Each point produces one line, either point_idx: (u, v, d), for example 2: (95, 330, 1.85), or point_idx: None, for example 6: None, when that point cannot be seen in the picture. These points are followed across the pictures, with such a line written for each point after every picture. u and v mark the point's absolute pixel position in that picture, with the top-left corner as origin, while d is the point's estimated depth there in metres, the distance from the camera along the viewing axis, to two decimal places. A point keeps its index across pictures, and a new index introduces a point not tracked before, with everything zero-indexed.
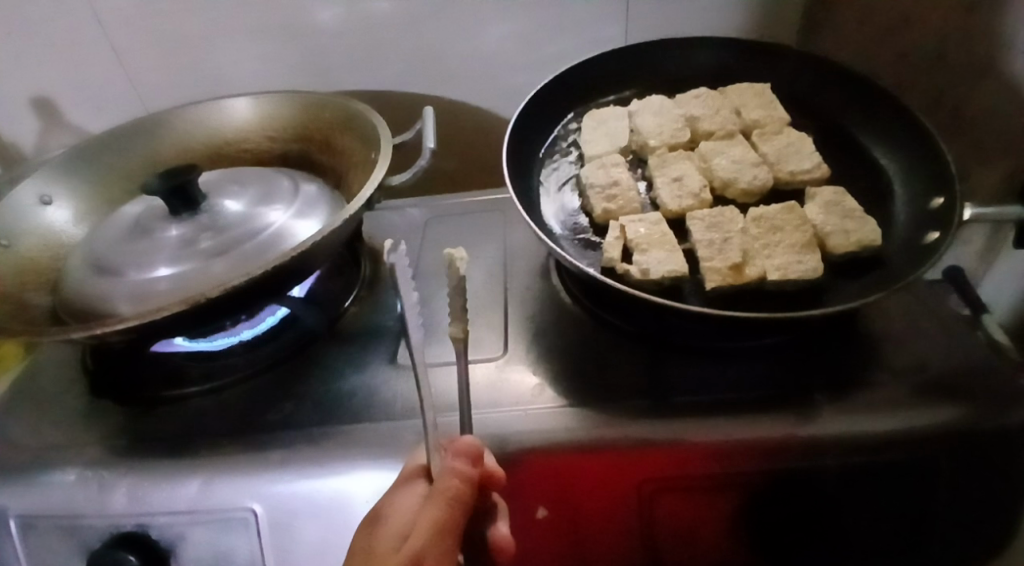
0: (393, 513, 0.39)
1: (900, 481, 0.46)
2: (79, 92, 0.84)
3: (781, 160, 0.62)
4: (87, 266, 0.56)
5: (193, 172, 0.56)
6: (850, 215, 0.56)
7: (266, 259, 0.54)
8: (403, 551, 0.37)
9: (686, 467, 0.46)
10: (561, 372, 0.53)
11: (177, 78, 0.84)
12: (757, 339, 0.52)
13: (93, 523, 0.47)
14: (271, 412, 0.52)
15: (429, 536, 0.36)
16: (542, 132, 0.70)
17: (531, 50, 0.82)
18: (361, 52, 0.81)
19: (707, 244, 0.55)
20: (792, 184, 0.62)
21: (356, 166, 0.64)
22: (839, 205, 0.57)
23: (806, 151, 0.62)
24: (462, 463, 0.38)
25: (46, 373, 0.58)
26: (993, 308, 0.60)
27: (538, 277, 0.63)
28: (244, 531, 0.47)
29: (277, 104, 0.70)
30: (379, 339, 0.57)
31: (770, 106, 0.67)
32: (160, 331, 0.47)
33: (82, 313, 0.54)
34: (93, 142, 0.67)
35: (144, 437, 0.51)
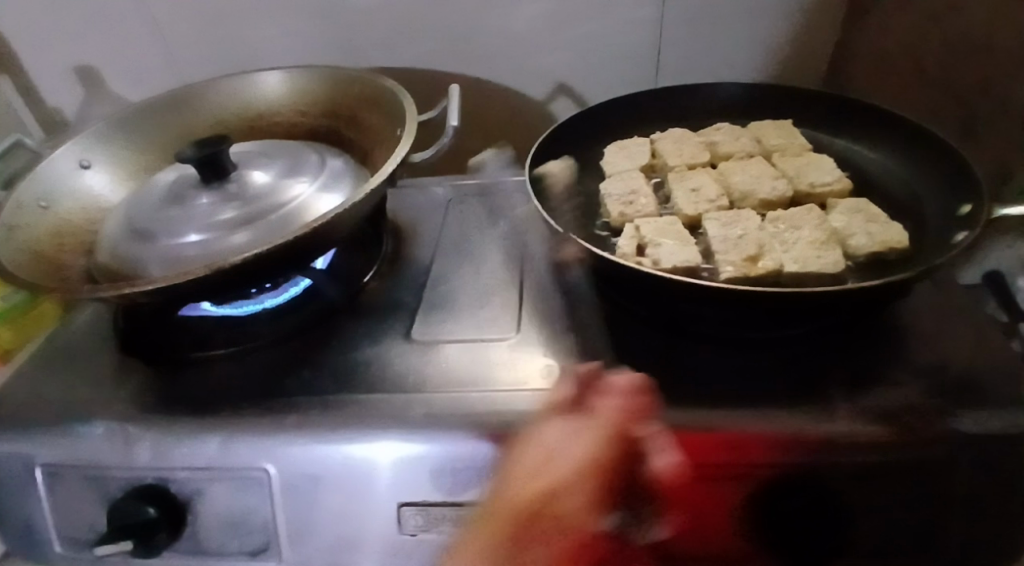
0: (535, 440, 0.46)
1: (915, 481, 0.45)
2: (120, 63, 0.87)
3: (801, 174, 0.61)
4: (121, 232, 0.58)
5: (223, 142, 0.58)
6: (874, 219, 0.54)
7: (289, 229, 0.55)
8: (552, 470, 0.43)
9: (697, 457, 0.46)
10: (573, 355, 0.53)
11: (213, 52, 0.85)
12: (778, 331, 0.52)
13: (117, 474, 0.49)
14: (288, 379, 0.53)
15: (584, 456, 0.43)
16: (576, 130, 0.70)
17: (563, 32, 0.81)
18: (394, 28, 0.82)
19: (721, 240, 0.54)
20: (812, 199, 0.60)
21: (382, 142, 0.65)
22: (862, 212, 0.55)
23: (826, 166, 0.61)
24: (618, 398, 0.46)
25: (79, 332, 0.61)
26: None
27: (556, 260, 0.64)
28: (259, 489, 0.48)
29: (308, 79, 0.72)
30: (396, 314, 0.59)
31: (791, 135, 0.65)
32: (184, 296, 0.49)
33: (114, 276, 0.56)
34: (133, 112, 0.69)
35: (166, 396, 0.52)
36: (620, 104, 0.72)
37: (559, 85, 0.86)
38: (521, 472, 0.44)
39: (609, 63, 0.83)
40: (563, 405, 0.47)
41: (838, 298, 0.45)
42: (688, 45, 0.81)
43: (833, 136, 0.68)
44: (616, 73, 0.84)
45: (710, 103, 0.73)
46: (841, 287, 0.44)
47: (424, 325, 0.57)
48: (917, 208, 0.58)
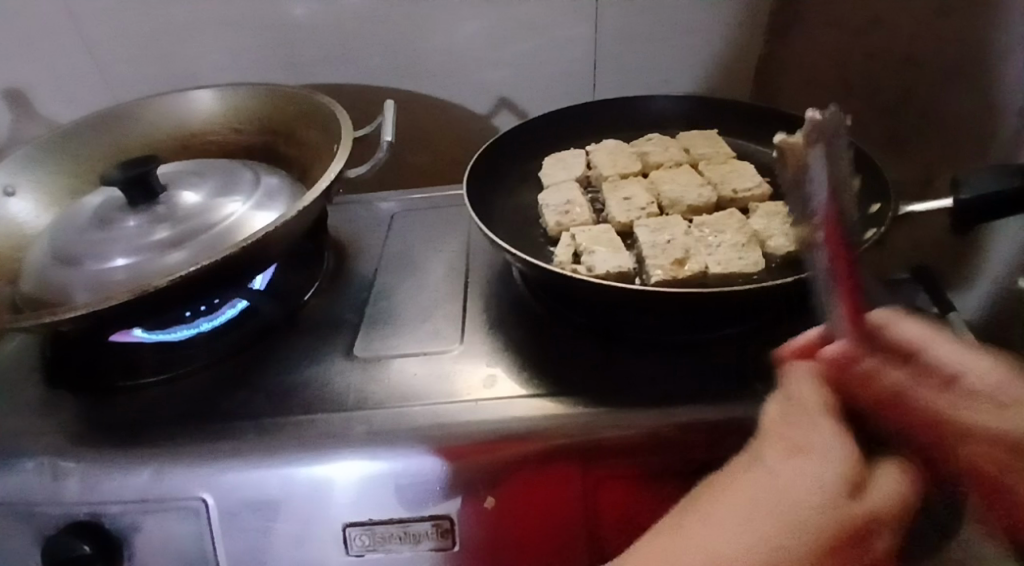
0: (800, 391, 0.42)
1: None
2: (49, 84, 0.84)
3: (725, 180, 0.62)
4: (46, 257, 0.56)
5: (151, 163, 0.56)
6: (792, 220, 0.56)
7: (222, 248, 0.54)
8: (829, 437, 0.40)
9: (634, 459, 0.47)
10: (515, 364, 0.53)
11: (147, 71, 0.84)
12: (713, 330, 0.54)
13: (48, 510, 0.47)
14: (225, 403, 0.51)
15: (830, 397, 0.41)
16: (514, 141, 0.71)
17: (500, 46, 0.82)
18: (331, 44, 0.82)
19: (650, 246, 0.55)
20: (737, 204, 0.62)
21: (319, 158, 0.64)
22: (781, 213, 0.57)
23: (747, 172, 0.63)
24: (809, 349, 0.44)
25: (5, 364, 0.58)
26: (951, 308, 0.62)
27: (497, 271, 0.64)
28: (195, 519, 0.47)
29: (243, 97, 0.71)
30: (337, 332, 0.58)
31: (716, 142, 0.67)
32: (112, 321, 0.48)
33: (39, 304, 0.54)
34: (59, 134, 0.67)
35: (95, 426, 0.50)
36: (557, 116, 0.73)
37: (499, 98, 0.86)
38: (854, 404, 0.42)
39: (547, 76, 0.84)
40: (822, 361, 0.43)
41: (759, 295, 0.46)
42: (623, 56, 0.83)
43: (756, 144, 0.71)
44: (555, 85, 0.85)
45: (645, 113, 0.75)
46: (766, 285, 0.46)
47: (365, 342, 0.57)
48: None
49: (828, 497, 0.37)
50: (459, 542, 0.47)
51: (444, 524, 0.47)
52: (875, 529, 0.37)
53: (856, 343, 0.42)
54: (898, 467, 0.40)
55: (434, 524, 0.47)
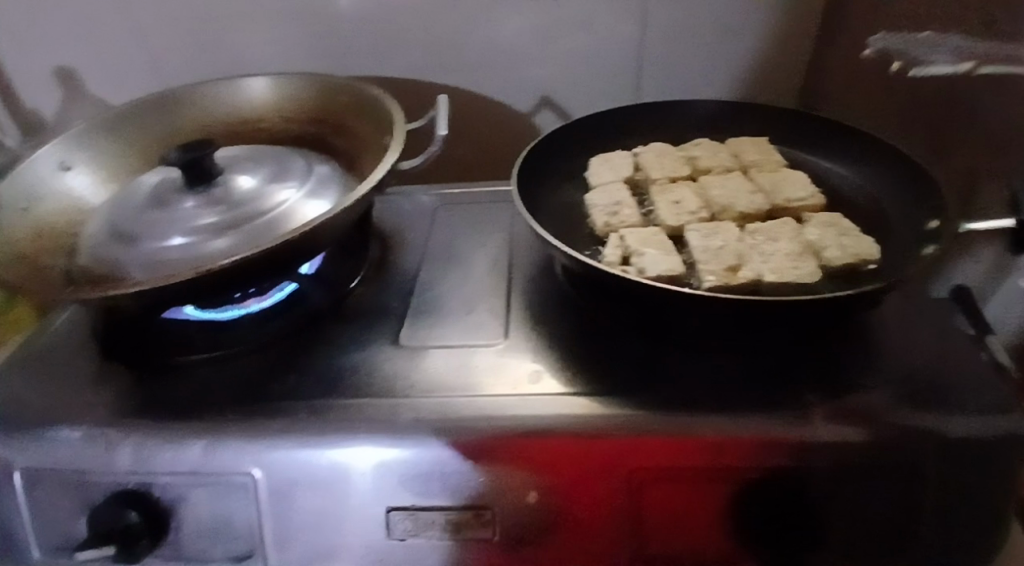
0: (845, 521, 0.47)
1: (885, 480, 0.47)
2: (100, 67, 0.86)
3: (776, 189, 0.62)
4: (104, 234, 0.58)
5: (209, 146, 0.58)
6: (846, 232, 0.56)
7: (276, 234, 0.55)
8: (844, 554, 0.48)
9: (680, 460, 0.47)
10: (558, 360, 0.54)
11: (196, 57, 0.85)
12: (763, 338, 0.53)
13: (99, 479, 0.48)
14: (275, 384, 0.52)
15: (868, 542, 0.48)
16: (561, 141, 0.71)
17: (547, 46, 0.83)
18: (380, 37, 0.83)
19: (702, 250, 0.56)
20: (789, 213, 0.62)
21: (369, 149, 0.65)
22: (835, 225, 0.58)
23: (800, 181, 0.63)
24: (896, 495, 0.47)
25: (56, 336, 0.60)
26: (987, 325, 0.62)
27: (539, 269, 0.65)
28: (243, 494, 0.48)
29: (294, 86, 0.72)
30: (383, 321, 0.59)
31: (768, 151, 0.67)
32: (171, 298, 0.48)
33: (95, 279, 0.55)
34: (115, 115, 0.69)
35: (147, 401, 0.51)
36: (603, 118, 0.74)
37: (543, 98, 0.87)
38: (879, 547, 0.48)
39: (592, 78, 0.85)
40: (903, 472, 0.47)
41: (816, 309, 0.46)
42: (669, 61, 0.84)
43: (808, 153, 0.70)
44: (598, 87, 0.86)
45: (690, 118, 0.75)
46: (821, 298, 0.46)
47: (411, 331, 0.57)
48: (886, 222, 0.60)
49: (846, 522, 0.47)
50: (499, 532, 0.48)
51: (486, 514, 0.47)
52: (935, 513, 0.47)
53: (904, 494, 0.47)
54: (912, 498, 0.47)
55: (476, 513, 0.47)
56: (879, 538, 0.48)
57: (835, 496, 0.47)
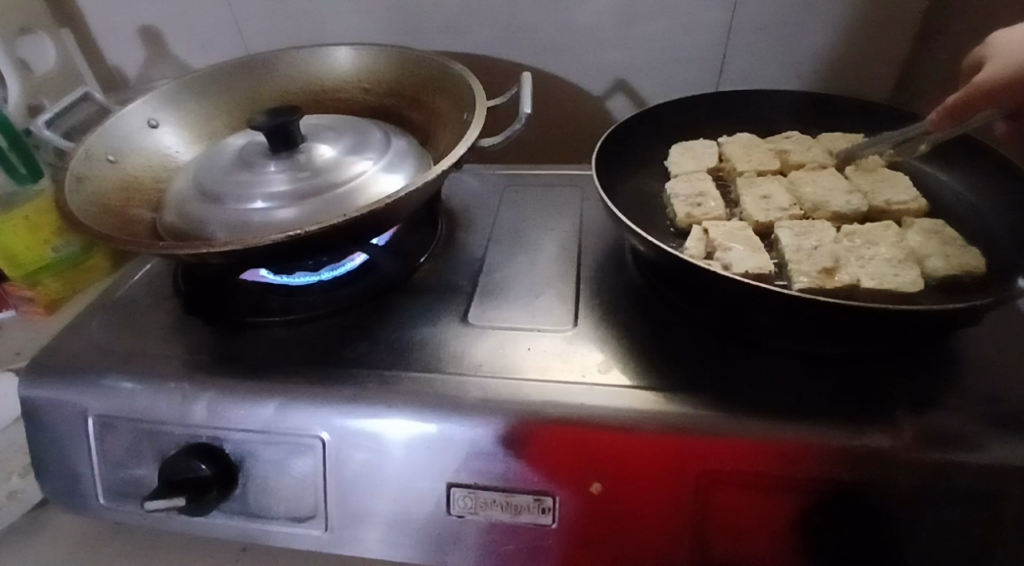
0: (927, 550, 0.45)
1: (966, 504, 0.45)
2: (184, 26, 0.87)
3: (876, 190, 0.61)
4: (189, 192, 0.59)
5: (294, 113, 0.58)
6: (950, 240, 0.54)
7: (354, 205, 0.56)
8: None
9: (752, 463, 0.46)
10: (628, 351, 0.53)
11: (277, 22, 0.85)
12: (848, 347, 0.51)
13: (173, 430, 0.49)
14: (346, 351, 0.53)
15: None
16: (642, 129, 0.70)
17: (628, 30, 0.81)
18: (460, 13, 0.82)
19: (796, 249, 0.54)
20: (887, 215, 0.60)
21: (447, 126, 0.65)
22: (939, 232, 0.55)
23: (904, 184, 0.61)
24: (982, 520, 0.45)
25: (137, 288, 0.62)
26: None
27: (610, 257, 0.64)
28: (311, 457, 0.48)
29: (376, 56, 0.72)
30: (452, 297, 0.59)
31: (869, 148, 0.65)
32: (254, 259, 0.49)
33: (180, 236, 0.57)
34: (201, 75, 0.70)
35: (221, 359, 0.52)
36: (685, 107, 0.72)
37: (619, 82, 0.85)
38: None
39: (672, 65, 0.83)
40: (989, 497, 0.44)
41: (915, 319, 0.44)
42: (755, 53, 0.81)
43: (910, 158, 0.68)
44: (678, 75, 0.84)
45: (776, 113, 0.73)
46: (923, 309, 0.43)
47: (480, 310, 0.57)
48: (989, 236, 0.57)
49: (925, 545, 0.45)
50: (557, 519, 0.47)
51: (546, 501, 0.47)
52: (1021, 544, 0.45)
53: (989, 520, 0.45)
54: (998, 526, 0.45)
55: (538, 499, 0.47)
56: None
57: (916, 516, 0.45)
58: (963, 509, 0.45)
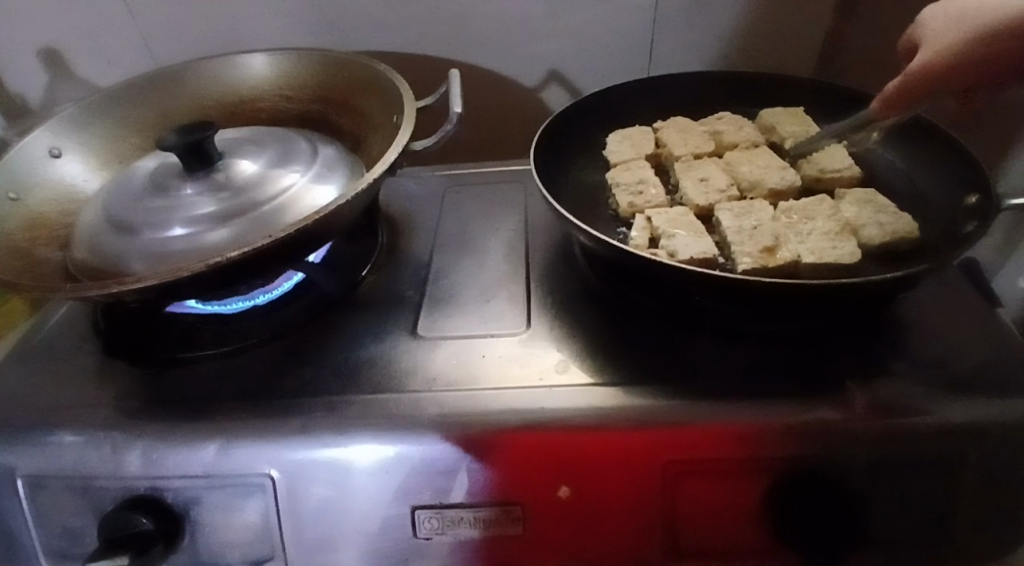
0: (890, 515, 0.45)
1: (928, 468, 0.45)
2: (86, 44, 0.82)
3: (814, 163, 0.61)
4: (102, 224, 0.55)
5: (209, 129, 0.54)
6: (883, 208, 0.54)
7: (284, 223, 0.53)
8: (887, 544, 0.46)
9: (718, 452, 0.45)
10: (583, 347, 0.52)
11: (188, 33, 0.81)
12: (801, 322, 0.51)
13: (108, 484, 0.46)
14: (290, 379, 0.50)
15: (914, 534, 0.46)
16: (577, 118, 0.68)
17: (556, 17, 0.79)
18: (380, 10, 0.79)
19: (737, 230, 0.53)
20: (820, 184, 0.60)
21: (377, 130, 0.62)
22: (872, 202, 0.55)
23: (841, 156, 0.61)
24: (940, 482, 0.45)
25: (56, 332, 0.57)
26: (1007, 300, 0.60)
27: (557, 252, 0.62)
28: (261, 495, 0.46)
29: (296, 62, 0.68)
30: (397, 310, 0.56)
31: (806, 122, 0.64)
32: (176, 292, 0.46)
33: (95, 272, 0.53)
34: (107, 96, 0.65)
35: (154, 401, 0.49)
36: (619, 91, 0.71)
37: (552, 72, 0.83)
38: (924, 537, 0.46)
39: (604, 50, 0.82)
40: (949, 459, 0.45)
41: (861, 290, 0.44)
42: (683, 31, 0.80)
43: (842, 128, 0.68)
44: (610, 59, 0.82)
45: (710, 90, 0.72)
46: (869, 280, 0.43)
47: (428, 321, 0.55)
48: (922, 199, 0.58)
49: (889, 512, 0.45)
50: (527, 528, 0.46)
51: (515, 510, 0.45)
52: (981, 501, 0.46)
53: (949, 480, 0.45)
54: (954, 485, 0.45)
55: (505, 510, 0.45)
56: (924, 529, 0.46)
57: (878, 485, 0.45)
58: (925, 473, 0.45)
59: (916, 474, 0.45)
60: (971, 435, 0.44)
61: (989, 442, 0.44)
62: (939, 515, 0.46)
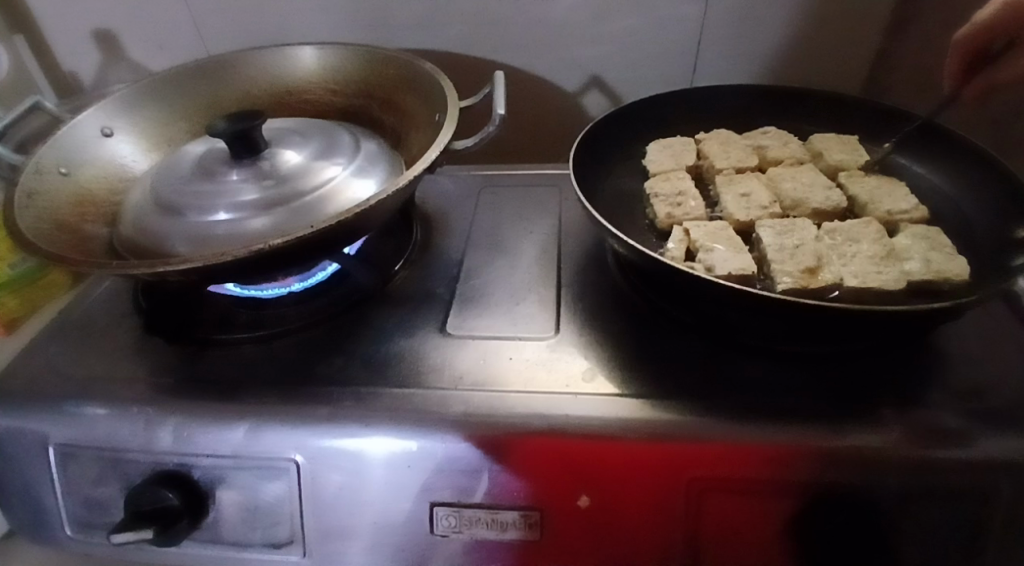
0: (915, 545, 0.44)
1: (960, 504, 0.44)
2: (140, 27, 0.84)
3: (874, 199, 0.58)
4: (148, 204, 0.56)
5: (257, 117, 0.56)
6: (938, 247, 0.52)
7: (324, 214, 0.53)
8: None
9: (742, 472, 0.44)
10: (611, 356, 0.52)
11: (238, 21, 0.82)
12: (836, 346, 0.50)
13: (138, 457, 0.47)
14: (320, 368, 0.51)
15: None
16: (619, 126, 0.68)
17: (602, 24, 0.79)
18: (427, 8, 0.79)
19: (778, 248, 0.53)
20: (887, 225, 0.57)
21: (419, 127, 0.63)
22: (930, 238, 0.53)
23: (899, 192, 0.58)
24: (971, 517, 0.44)
25: (97, 307, 0.59)
26: None
27: (590, 259, 0.62)
28: (285, 480, 0.46)
29: (343, 56, 0.69)
30: (428, 306, 0.57)
31: (855, 150, 0.63)
32: (217, 274, 0.46)
33: (139, 251, 0.54)
34: (159, 80, 0.67)
35: (187, 380, 0.50)
36: (662, 101, 0.70)
37: (594, 78, 0.83)
38: None
39: (647, 60, 0.81)
40: (982, 494, 0.44)
41: (905, 317, 0.43)
42: (729, 44, 0.80)
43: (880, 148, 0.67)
44: (653, 69, 0.82)
45: (755, 105, 0.72)
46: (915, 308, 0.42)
47: (458, 319, 0.55)
48: (968, 227, 0.57)
49: (916, 546, 0.44)
50: (544, 534, 0.46)
51: (533, 516, 0.45)
52: (1012, 538, 0.44)
53: (982, 516, 0.44)
54: (985, 521, 0.44)
55: (524, 515, 0.45)
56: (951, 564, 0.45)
57: (905, 517, 0.44)
58: (955, 508, 0.44)
59: (947, 508, 0.44)
60: (1008, 472, 0.43)
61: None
62: (968, 550, 0.44)
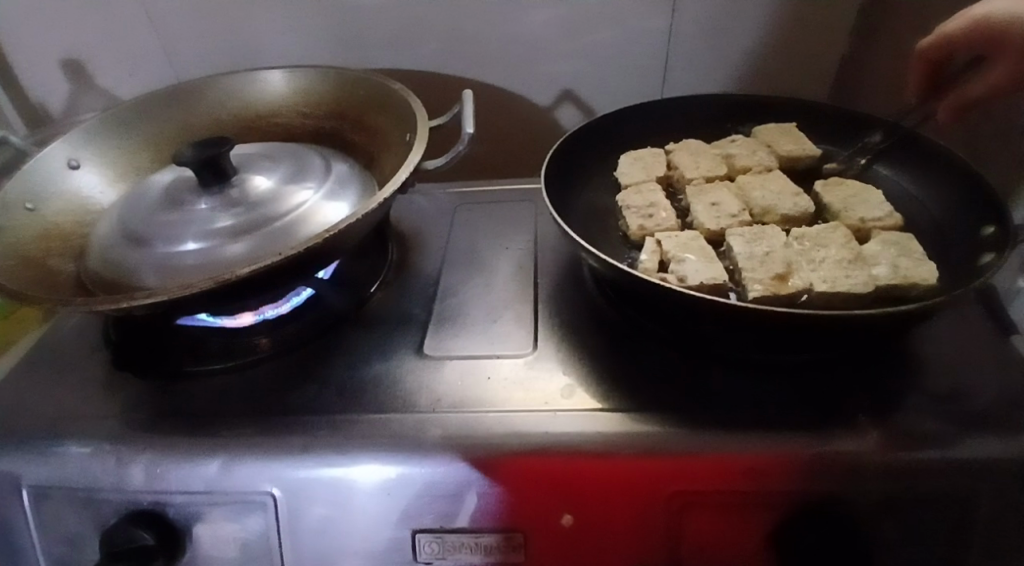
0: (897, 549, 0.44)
1: (939, 506, 0.44)
2: (107, 54, 0.83)
3: (849, 207, 0.58)
4: (116, 236, 0.56)
5: (224, 144, 0.55)
6: (908, 252, 0.52)
7: (295, 240, 0.53)
8: None
9: (722, 484, 0.44)
10: (589, 371, 0.51)
11: (207, 46, 0.82)
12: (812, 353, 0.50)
13: (111, 496, 0.46)
14: (295, 396, 0.50)
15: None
16: (590, 139, 0.68)
17: (570, 38, 0.79)
18: (395, 27, 0.79)
19: (748, 256, 0.53)
20: (859, 233, 0.57)
21: (390, 148, 0.62)
22: (900, 245, 0.53)
23: (874, 200, 0.58)
24: (950, 518, 0.44)
25: (67, 342, 0.58)
26: None
27: (566, 273, 0.62)
28: (263, 513, 0.46)
29: (312, 79, 0.69)
30: (404, 328, 0.56)
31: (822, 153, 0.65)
32: (185, 307, 0.46)
33: (107, 284, 0.53)
34: (126, 110, 0.66)
35: (159, 415, 0.49)
36: (632, 112, 0.71)
37: (565, 91, 0.84)
38: None
39: (617, 72, 0.82)
40: (961, 496, 0.44)
41: (876, 321, 0.43)
42: (698, 53, 0.80)
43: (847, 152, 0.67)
44: (624, 80, 0.82)
45: (725, 113, 0.72)
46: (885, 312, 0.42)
47: (434, 341, 0.55)
48: (937, 229, 0.57)
49: (897, 550, 0.44)
50: (527, 556, 0.45)
51: (516, 538, 0.45)
52: (992, 538, 0.44)
53: (961, 517, 0.44)
54: (964, 522, 0.44)
55: (507, 537, 0.45)
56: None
57: (885, 521, 0.44)
58: (935, 511, 0.44)
59: (927, 510, 0.44)
60: (985, 473, 0.43)
61: (1004, 480, 0.43)
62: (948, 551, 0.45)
